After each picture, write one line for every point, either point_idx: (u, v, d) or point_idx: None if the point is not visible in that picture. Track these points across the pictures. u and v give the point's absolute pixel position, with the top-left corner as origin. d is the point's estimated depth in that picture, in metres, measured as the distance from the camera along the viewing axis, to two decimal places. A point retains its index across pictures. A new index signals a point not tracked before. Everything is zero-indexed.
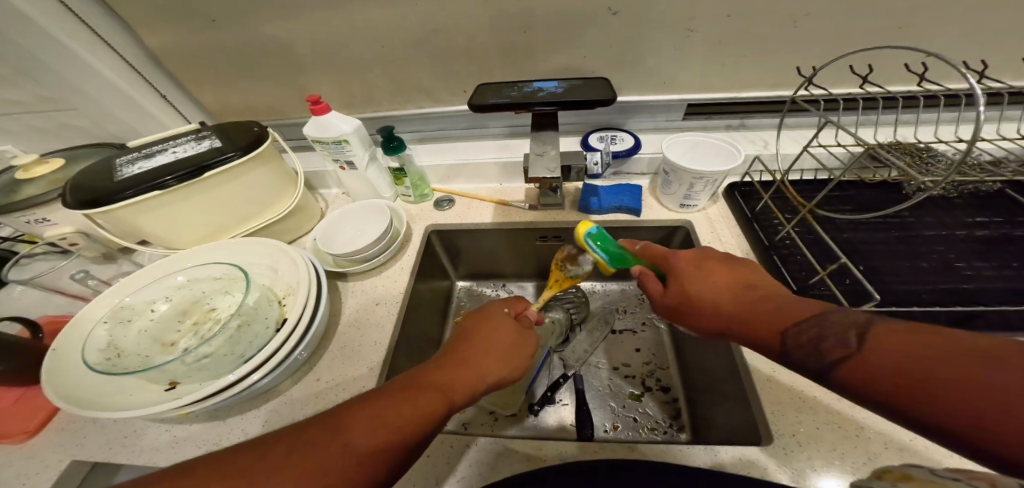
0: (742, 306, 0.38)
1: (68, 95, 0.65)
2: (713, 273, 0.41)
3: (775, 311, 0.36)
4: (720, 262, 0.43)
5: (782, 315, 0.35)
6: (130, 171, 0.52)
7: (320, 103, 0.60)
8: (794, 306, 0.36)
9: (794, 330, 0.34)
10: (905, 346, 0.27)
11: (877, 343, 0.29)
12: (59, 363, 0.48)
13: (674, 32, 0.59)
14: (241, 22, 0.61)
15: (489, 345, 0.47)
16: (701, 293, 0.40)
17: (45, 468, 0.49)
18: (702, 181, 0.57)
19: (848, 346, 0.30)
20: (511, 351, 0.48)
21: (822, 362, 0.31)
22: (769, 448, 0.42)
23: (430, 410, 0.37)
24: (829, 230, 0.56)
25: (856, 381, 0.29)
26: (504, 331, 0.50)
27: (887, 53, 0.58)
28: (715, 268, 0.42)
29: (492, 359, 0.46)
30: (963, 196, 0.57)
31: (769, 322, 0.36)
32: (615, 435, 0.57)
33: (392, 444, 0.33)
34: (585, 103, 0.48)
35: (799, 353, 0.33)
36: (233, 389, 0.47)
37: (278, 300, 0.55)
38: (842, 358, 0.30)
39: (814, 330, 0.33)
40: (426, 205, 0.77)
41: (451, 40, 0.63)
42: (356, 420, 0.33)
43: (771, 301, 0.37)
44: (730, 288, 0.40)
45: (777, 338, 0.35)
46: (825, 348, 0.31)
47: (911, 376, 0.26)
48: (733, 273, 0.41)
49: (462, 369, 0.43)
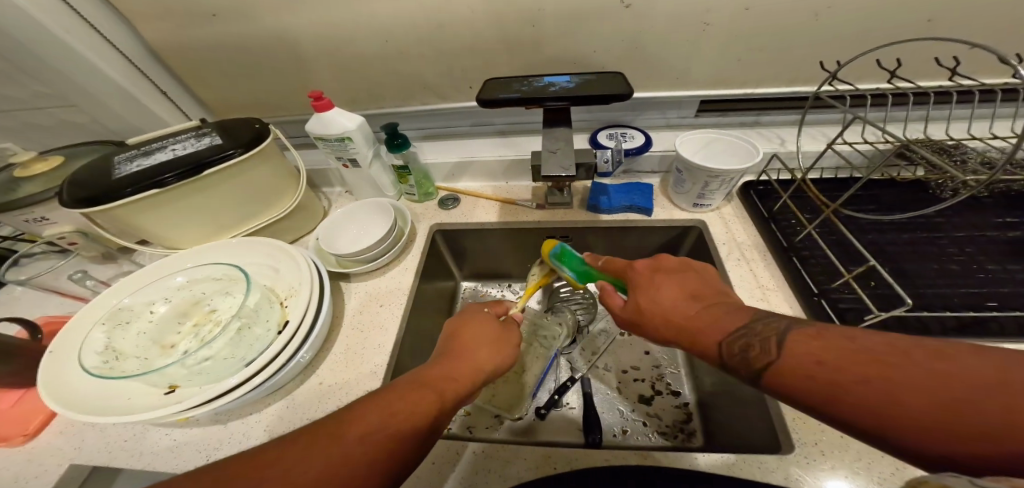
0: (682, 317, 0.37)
1: (66, 92, 0.64)
2: (665, 280, 0.40)
3: (715, 315, 0.36)
4: (688, 270, 0.41)
5: (717, 318, 0.35)
6: (128, 169, 0.50)
7: (322, 99, 0.58)
8: (730, 315, 0.35)
9: (727, 339, 0.34)
10: (827, 352, 0.28)
11: (795, 349, 0.30)
12: (55, 366, 0.47)
13: (689, 25, 0.56)
14: (242, 16, 0.59)
15: (484, 338, 0.46)
16: (654, 306, 0.39)
17: (43, 473, 0.48)
18: (717, 179, 0.55)
19: (770, 351, 0.31)
20: (507, 345, 0.48)
21: (746, 368, 0.31)
22: (789, 457, 0.40)
23: (437, 409, 0.36)
24: (850, 231, 0.54)
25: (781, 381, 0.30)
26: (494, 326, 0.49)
27: (914, 46, 0.55)
28: (667, 275, 0.41)
29: (490, 351, 0.45)
30: (992, 196, 0.54)
31: (706, 327, 0.35)
32: (625, 441, 0.55)
33: (410, 439, 0.33)
34: (599, 98, 0.46)
35: (730, 359, 0.33)
36: (235, 393, 0.45)
37: (279, 301, 0.54)
38: (766, 365, 0.31)
39: (744, 337, 0.33)
40: (430, 204, 0.75)
41: (457, 34, 0.61)
42: (354, 427, 0.31)
43: (719, 310, 0.36)
44: (682, 294, 0.39)
45: (711, 343, 0.34)
46: (753, 356, 0.31)
47: (834, 382, 0.27)
48: (687, 283, 0.40)
49: (458, 366, 0.42)
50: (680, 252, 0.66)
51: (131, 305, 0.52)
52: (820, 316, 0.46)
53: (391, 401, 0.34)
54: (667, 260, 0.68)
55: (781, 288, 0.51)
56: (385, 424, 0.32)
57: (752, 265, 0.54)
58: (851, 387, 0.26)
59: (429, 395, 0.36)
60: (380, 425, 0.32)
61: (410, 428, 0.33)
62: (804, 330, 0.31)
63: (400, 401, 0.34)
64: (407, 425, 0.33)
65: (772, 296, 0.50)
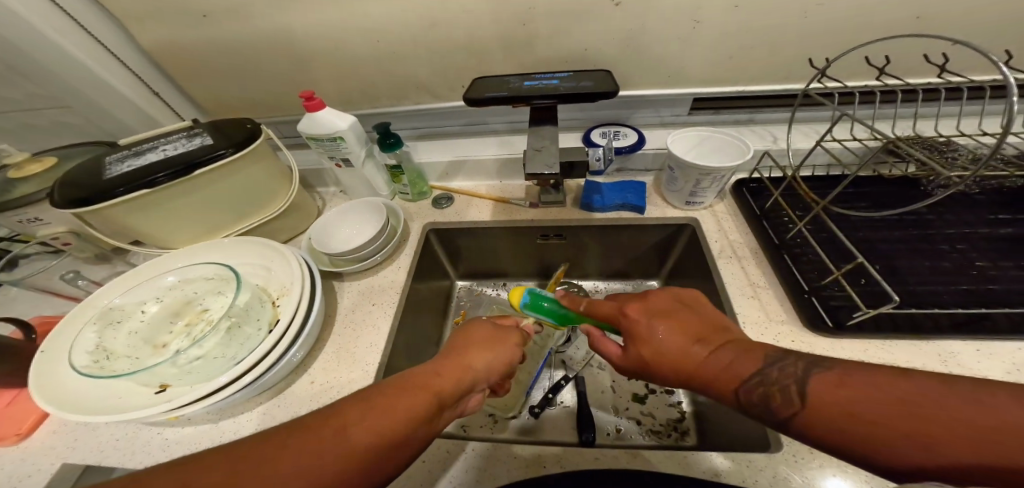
0: (682, 370, 0.36)
1: (60, 93, 0.64)
2: (669, 325, 0.38)
3: (720, 362, 0.34)
4: (677, 312, 0.39)
5: (723, 367, 0.34)
6: (119, 169, 0.50)
7: (314, 100, 0.59)
8: (733, 361, 0.34)
9: (743, 386, 0.32)
10: (852, 395, 0.27)
11: (818, 395, 0.29)
12: (47, 366, 0.47)
13: (679, 23, 0.56)
14: (235, 17, 0.60)
15: (474, 341, 0.46)
16: (657, 360, 0.37)
17: (36, 472, 0.48)
18: (709, 177, 0.55)
19: (794, 401, 0.30)
20: (500, 345, 0.47)
21: (775, 416, 0.31)
22: (779, 455, 0.40)
23: (424, 407, 0.35)
24: (843, 228, 0.54)
25: (811, 428, 0.29)
26: (484, 331, 0.48)
27: (905, 44, 0.55)
28: (667, 316, 0.39)
29: (481, 351, 0.44)
30: (984, 192, 0.54)
31: (716, 373, 0.34)
32: (619, 440, 0.55)
33: (393, 438, 0.32)
34: (587, 96, 0.46)
35: (754, 404, 0.32)
36: (225, 391, 0.45)
37: (271, 300, 0.54)
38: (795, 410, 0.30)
39: (763, 385, 0.32)
40: (424, 203, 0.75)
41: (449, 33, 0.61)
42: (351, 418, 0.32)
43: (727, 353, 0.35)
44: (681, 338, 0.37)
45: (731, 393, 0.33)
46: (778, 404, 0.31)
47: (856, 433, 0.26)
48: (685, 323, 0.38)
49: (452, 363, 0.41)
50: (673, 250, 0.66)
51: (123, 305, 0.53)
52: (811, 313, 0.46)
53: (380, 402, 0.34)
54: (661, 258, 0.68)
55: (773, 285, 0.51)
56: (367, 424, 0.32)
57: (744, 263, 0.54)
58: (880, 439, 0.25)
59: (415, 393, 0.36)
60: (365, 427, 0.32)
61: (401, 426, 0.33)
62: (823, 372, 0.30)
63: (388, 398, 0.34)
64: (389, 424, 0.33)
65: (763, 294, 0.50)
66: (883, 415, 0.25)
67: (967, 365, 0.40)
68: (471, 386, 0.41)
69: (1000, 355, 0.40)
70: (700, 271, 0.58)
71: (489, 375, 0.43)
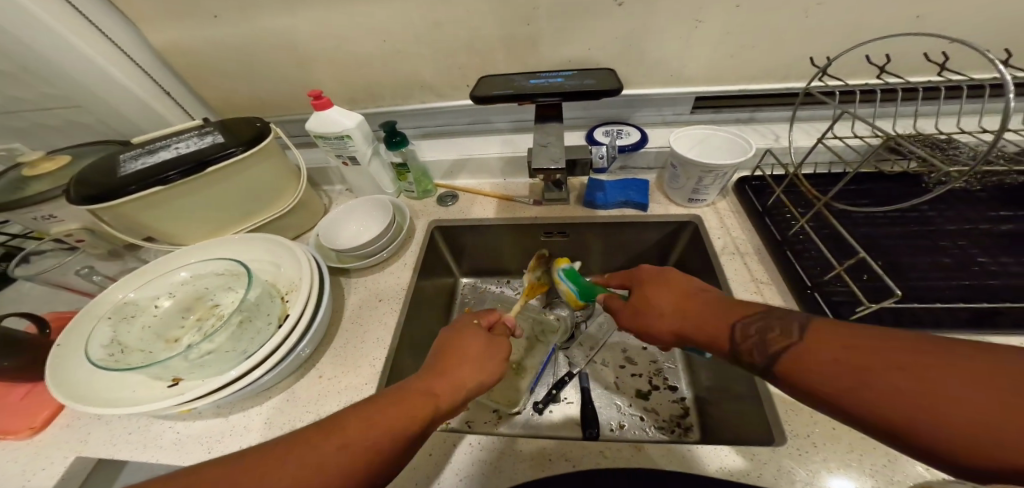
0: (676, 314, 0.41)
1: (73, 93, 0.65)
2: (659, 290, 0.43)
3: (717, 305, 0.39)
4: (667, 272, 0.45)
5: (716, 311, 0.39)
6: (133, 167, 0.51)
7: (322, 99, 0.60)
8: (737, 313, 0.38)
9: (743, 321, 0.36)
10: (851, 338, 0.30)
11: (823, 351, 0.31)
12: (63, 359, 0.48)
13: (682, 23, 0.57)
14: (245, 17, 0.61)
15: (467, 355, 0.45)
16: (648, 305, 0.43)
17: (50, 465, 0.49)
18: (711, 175, 0.56)
19: (792, 338, 0.33)
20: (489, 361, 0.46)
21: (764, 359, 0.33)
22: (781, 448, 0.41)
23: (409, 425, 0.35)
24: (845, 225, 0.54)
25: (792, 370, 0.32)
26: (477, 340, 0.47)
27: (904, 43, 0.56)
28: (658, 287, 0.44)
29: (471, 370, 0.44)
30: (986, 189, 0.55)
31: (708, 320, 0.39)
32: (622, 435, 0.56)
33: (390, 439, 0.34)
34: (591, 94, 0.47)
35: (742, 344, 0.36)
36: (235, 386, 0.46)
37: (280, 296, 0.55)
38: (784, 349, 0.33)
39: (763, 323, 0.35)
40: (429, 201, 0.76)
41: (454, 33, 0.62)
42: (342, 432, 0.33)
43: (715, 300, 0.40)
44: (670, 290, 0.43)
45: (721, 334, 0.37)
46: (770, 343, 0.34)
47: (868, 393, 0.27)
48: (681, 290, 0.42)
49: (441, 380, 0.41)
50: (676, 247, 0.67)
51: (137, 299, 0.54)
52: (813, 308, 0.46)
53: (374, 412, 0.35)
54: (664, 255, 0.69)
55: (775, 281, 0.52)
56: (365, 431, 0.33)
57: (746, 259, 0.55)
58: (873, 387, 0.27)
59: (402, 410, 0.36)
60: (357, 432, 0.33)
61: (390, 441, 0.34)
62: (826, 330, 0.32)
63: (378, 408, 0.35)
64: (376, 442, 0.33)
65: (765, 289, 0.51)
66: (875, 361, 0.27)
67: None
68: (459, 404, 0.41)
69: None
70: (703, 267, 0.59)
71: (478, 390, 0.43)
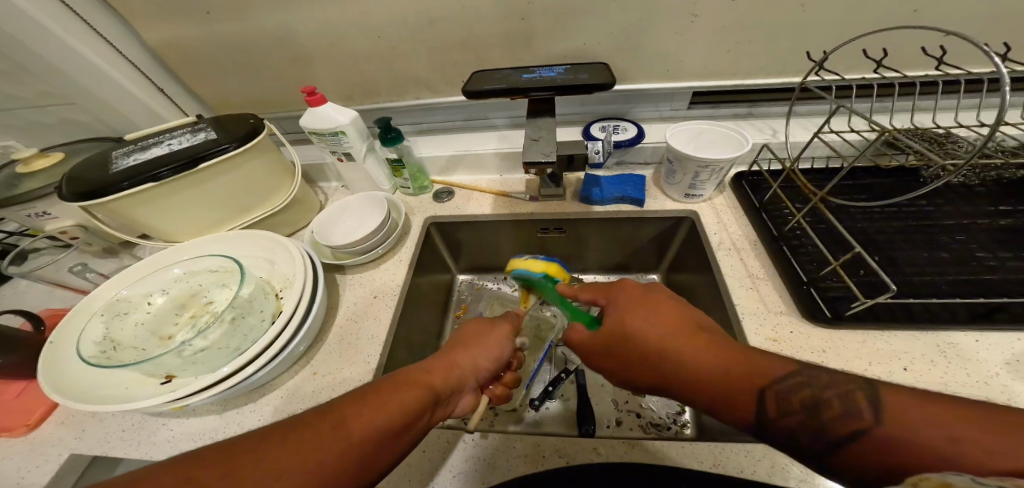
0: (691, 356, 0.35)
1: (66, 91, 0.65)
2: (652, 314, 0.40)
3: (736, 362, 0.33)
4: (653, 300, 0.41)
5: (740, 372, 0.32)
6: (125, 164, 0.51)
7: (315, 95, 0.59)
8: (757, 359, 0.33)
9: (776, 387, 0.30)
10: (895, 408, 0.26)
11: (889, 413, 0.26)
12: (55, 357, 0.48)
13: (678, 17, 0.56)
14: (236, 13, 0.60)
15: (474, 336, 0.47)
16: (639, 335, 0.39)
17: (45, 462, 0.49)
18: (708, 170, 0.56)
19: (863, 415, 0.26)
20: (492, 343, 0.47)
21: (823, 440, 0.28)
22: (776, 446, 0.40)
23: (418, 405, 0.36)
24: (842, 220, 0.54)
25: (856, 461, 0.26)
26: (478, 326, 0.49)
27: (902, 37, 0.55)
28: (655, 306, 0.40)
29: (475, 353, 0.45)
30: (985, 184, 0.54)
31: (734, 389, 0.32)
32: (618, 432, 0.56)
33: (377, 451, 0.33)
34: (584, 88, 0.47)
35: (777, 422, 0.29)
36: (229, 382, 0.46)
37: (275, 293, 0.55)
38: (853, 433, 0.26)
39: (803, 388, 0.30)
40: (425, 197, 0.75)
41: (449, 29, 0.61)
42: (356, 414, 0.33)
43: (728, 354, 0.34)
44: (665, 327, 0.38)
45: (750, 403, 0.31)
46: (829, 421, 0.28)
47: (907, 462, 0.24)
48: (683, 320, 0.38)
49: (445, 362, 0.43)
50: (673, 243, 0.66)
51: (129, 296, 0.54)
52: (808, 303, 0.46)
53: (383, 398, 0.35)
54: (660, 251, 0.68)
55: (771, 277, 0.51)
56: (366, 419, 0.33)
57: (742, 254, 0.55)
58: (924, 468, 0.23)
59: (406, 396, 0.36)
60: (363, 423, 0.33)
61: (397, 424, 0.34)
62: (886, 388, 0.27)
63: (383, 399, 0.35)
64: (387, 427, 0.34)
65: (761, 285, 0.51)
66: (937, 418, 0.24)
67: (963, 355, 0.41)
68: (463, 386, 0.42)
69: (997, 345, 0.41)
70: (699, 264, 0.59)
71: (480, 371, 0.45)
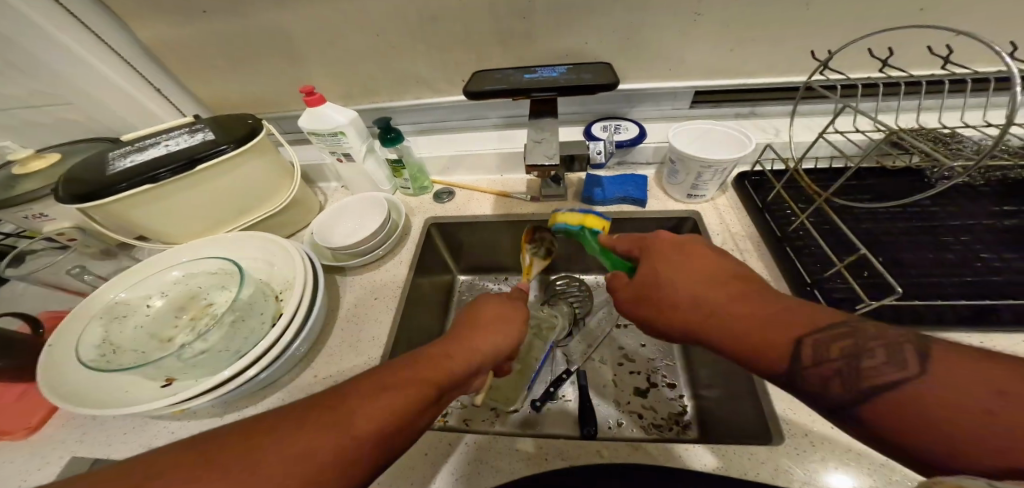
0: (725, 301, 0.36)
1: (61, 90, 0.64)
2: (687, 261, 0.40)
3: (777, 314, 0.33)
4: (687, 250, 0.41)
5: (773, 322, 0.33)
6: (122, 165, 0.50)
7: (314, 95, 0.59)
8: (805, 311, 0.33)
9: (812, 338, 0.30)
10: (935, 361, 0.26)
11: (935, 367, 0.25)
12: (54, 360, 0.47)
13: (681, 16, 0.56)
14: (234, 13, 0.60)
15: (484, 323, 0.45)
16: (672, 280, 0.39)
17: (45, 465, 0.49)
18: (710, 170, 0.55)
19: (907, 367, 0.26)
20: (507, 326, 0.46)
21: (854, 394, 0.28)
22: (779, 448, 0.40)
23: (422, 390, 0.35)
24: (846, 221, 0.53)
25: (887, 415, 0.26)
26: (492, 309, 0.48)
27: (908, 35, 0.55)
28: (693, 254, 0.40)
29: (490, 336, 0.44)
30: (990, 184, 0.54)
31: (763, 336, 0.32)
32: (621, 433, 0.56)
33: (381, 440, 0.31)
34: (586, 88, 0.46)
35: (809, 369, 0.30)
36: (229, 385, 0.46)
37: (275, 295, 0.54)
38: (894, 383, 0.26)
39: (844, 344, 0.30)
40: (425, 198, 0.75)
41: (449, 28, 0.61)
42: (355, 401, 0.32)
43: (765, 301, 0.34)
44: (699, 280, 0.38)
45: (780, 349, 0.31)
46: (868, 370, 0.28)
47: (945, 413, 0.24)
48: (720, 269, 0.38)
49: (460, 347, 0.41)
50: None
51: (129, 299, 0.53)
52: None
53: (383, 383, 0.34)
54: None
55: (774, 278, 0.51)
56: (375, 405, 0.32)
57: (745, 255, 0.54)
58: (963, 423, 0.23)
59: (410, 381, 0.35)
60: (365, 413, 0.31)
61: (403, 412, 0.33)
62: (936, 348, 0.27)
63: (383, 384, 0.34)
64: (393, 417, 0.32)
65: None
66: (993, 376, 0.23)
67: None
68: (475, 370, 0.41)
69: (1003, 347, 0.40)
70: None
71: (494, 356, 0.43)
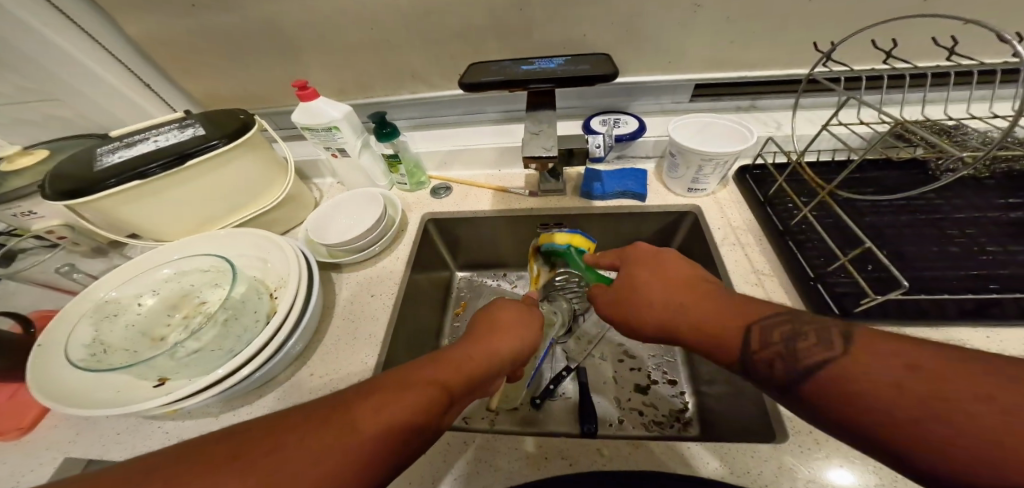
0: (688, 302, 0.37)
1: (49, 86, 0.63)
2: (660, 270, 0.41)
3: (734, 312, 0.34)
4: (659, 259, 0.42)
5: (728, 317, 0.34)
6: (110, 161, 0.49)
7: (308, 89, 0.57)
8: (759, 309, 0.33)
9: (760, 324, 0.32)
10: (867, 344, 0.27)
11: (868, 352, 0.26)
12: (43, 360, 0.46)
13: (681, 7, 0.55)
14: (224, 6, 0.58)
15: (500, 324, 0.45)
16: (640, 286, 0.41)
17: (38, 466, 0.48)
18: (711, 163, 0.54)
19: (833, 348, 0.27)
20: (523, 330, 0.46)
21: (790, 377, 0.29)
22: (782, 445, 0.40)
23: (437, 395, 0.34)
24: (848, 214, 0.53)
25: (819, 396, 0.27)
26: (509, 311, 0.47)
27: (913, 26, 0.54)
28: (666, 263, 0.41)
29: (504, 339, 0.43)
30: (994, 176, 0.53)
31: (716, 321, 0.34)
32: (621, 430, 0.55)
33: (392, 445, 0.30)
34: (584, 80, 0.45)
35: (756, 355, 0.31)
36: (223, 384, 0.45)
37: (269, 292, 0.53)
38: (822, 363, 0.27)
39: (789, 329, 0.31)
40: (422, 193, 0.74)
41: (444, 21, 0.59)
42: (369, 402, 0.31)
43: (723, 300, 0.36)
44: (659, 279, 0.40)
45: (733, 340, 0.33)
46: (804, 352, 0.29)
47: (871, 399, 0.25)
48: (690, 277, 0.39)
49: (474, 349, 0.40)
50: (675, 239, 0.65)
51: (120, 298, 0.52)
52: (815, 299, 0.45)
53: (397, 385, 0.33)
54: (663, 247, 0.67)
55: (777, 272, 0.50)
56: (388, 409, 0.31)
57: (747, 250, 0.54)
58: (885, 403, 0.24)
59: (425, 384, 0.34)
60: (375, 416, 0.30)
61: (416, 416, 0.32)
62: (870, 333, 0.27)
63: (398, 386, 0.33)
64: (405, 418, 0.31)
65: (766, 281, 0.50)
66: (922, 364, 0.24)
67: (975, 351, 0.40)
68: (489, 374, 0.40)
69: (1011, 342, 0.40)
70: (703, 259, 0.57)
71: (508, 360, 0.43)
